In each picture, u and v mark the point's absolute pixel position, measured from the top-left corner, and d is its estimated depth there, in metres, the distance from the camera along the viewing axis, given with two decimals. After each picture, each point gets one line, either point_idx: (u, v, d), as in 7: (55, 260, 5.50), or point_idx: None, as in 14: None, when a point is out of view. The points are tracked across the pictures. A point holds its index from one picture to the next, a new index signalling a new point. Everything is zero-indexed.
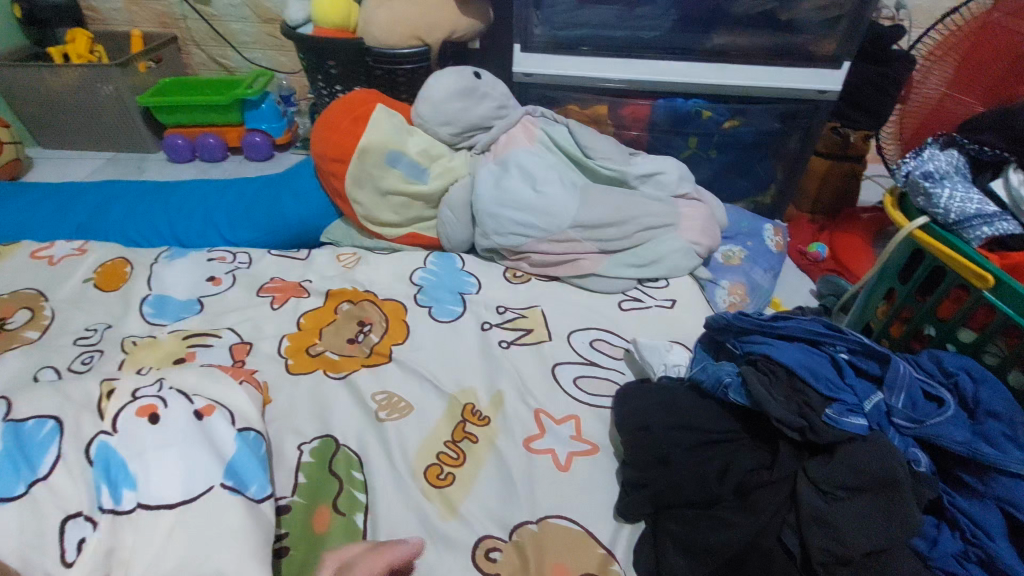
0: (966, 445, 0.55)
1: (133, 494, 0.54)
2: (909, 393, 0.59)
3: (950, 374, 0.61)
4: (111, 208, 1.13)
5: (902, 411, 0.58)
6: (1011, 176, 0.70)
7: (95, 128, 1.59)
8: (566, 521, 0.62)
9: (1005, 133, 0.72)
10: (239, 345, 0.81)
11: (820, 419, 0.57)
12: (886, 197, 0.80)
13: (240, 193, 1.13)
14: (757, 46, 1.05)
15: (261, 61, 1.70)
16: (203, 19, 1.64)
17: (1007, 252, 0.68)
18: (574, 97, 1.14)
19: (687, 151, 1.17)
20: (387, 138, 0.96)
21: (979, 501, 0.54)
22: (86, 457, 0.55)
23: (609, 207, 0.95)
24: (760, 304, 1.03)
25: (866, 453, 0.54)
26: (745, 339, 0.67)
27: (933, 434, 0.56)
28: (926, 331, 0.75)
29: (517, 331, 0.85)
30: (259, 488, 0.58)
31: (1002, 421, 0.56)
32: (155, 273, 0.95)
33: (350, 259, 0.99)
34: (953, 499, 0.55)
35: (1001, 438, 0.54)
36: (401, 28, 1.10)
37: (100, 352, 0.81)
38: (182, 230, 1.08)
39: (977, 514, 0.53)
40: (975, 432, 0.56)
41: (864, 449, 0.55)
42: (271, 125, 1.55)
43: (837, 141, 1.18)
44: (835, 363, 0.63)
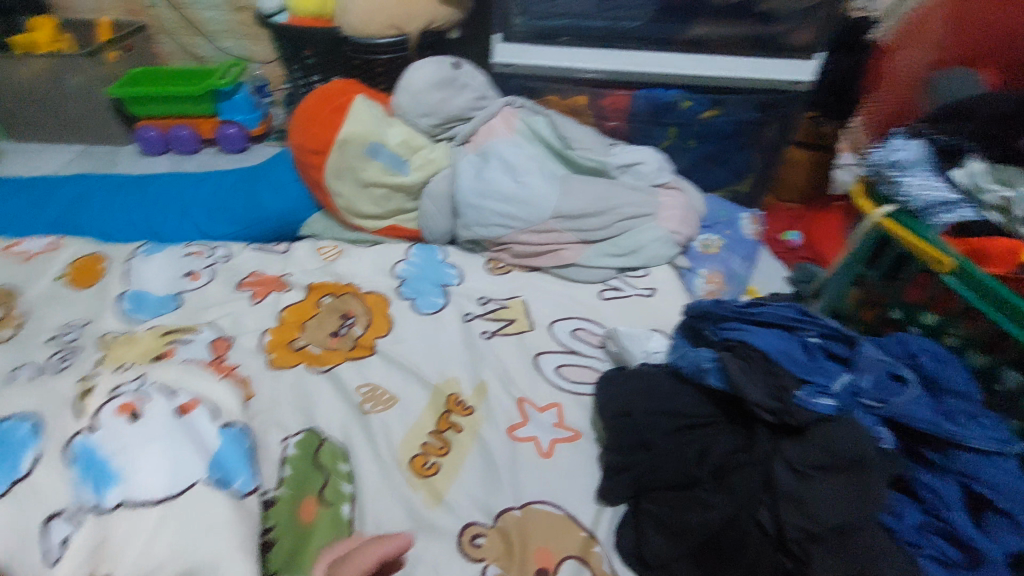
0: (929, 423, 0.57)
1: (116, 492, 0.54)
2: (875, 374, 0.61)
3: (914, 356, 0.63)
4: (83, 202, 1.11)
5: (869, 391, 0.60)
6: (972, 165, 0.73)
7: (62, 120, 1.55)
8: (548, 505, 0.64)
9: (965, 123, 0.75)
10: (219, 340, 0.80)
11: (793, 401, 0.59)
12: (857, 186, 0.82)
13: (217, 187, 1.11)
14: (733, 38, 1.07)
15: (235, 50, 1.67)
16: (174, 7, 1.60)
17: (969, 239, 0.70)
18: (554, 88, 1.15)
19: (665, 141, 1.19)
20: (367, 129, 0.96)
21: (941, 475, 0.57)
22: (65, 457, 0.55)
23: (590, 197, 0.96)
24: (736, 291, 1.06)
25: (837, 433, 0.56)
26: (723, 326, 0.69)
27: (897, 413, 0.59)
28: (894, 315, 0.78)
29: (500, 322, 0.86)
30: (244, 482, 0.58)
31: (963, 399, 0.59)
32: (131, 269, 0.94)
33: (331, 251, 0.99)
34: (916, 475, 0.57)
35: (962, 416, 0.58)
36: (379, 17, 1.08)
37: (76, 350, 0.79)
38: (157, 224, 1.06)
39: (939, 488, 0.55)
40: (938, 411, 0.59)
41: (835, 430, 0.57)
42: (247, 116, 1.52)
43: (813, 131, 1.22)
44: (807, 348, 0.65)
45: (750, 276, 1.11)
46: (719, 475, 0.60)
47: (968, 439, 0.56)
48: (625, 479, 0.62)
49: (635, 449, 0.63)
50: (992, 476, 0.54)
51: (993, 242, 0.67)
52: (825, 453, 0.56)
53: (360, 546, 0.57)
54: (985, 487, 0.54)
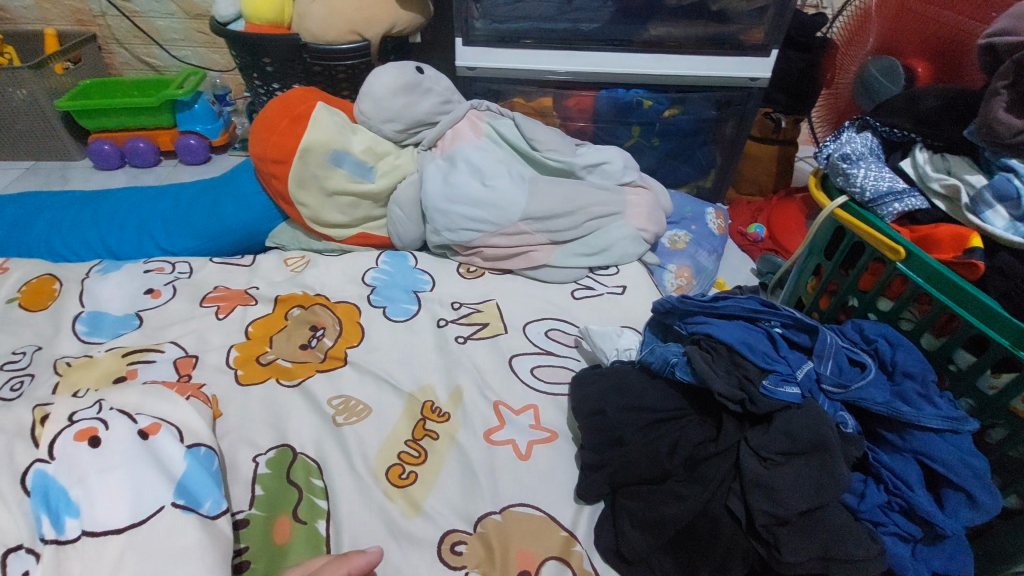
0: (886, 406, 0.59)
1: (77, 522, 0.52)
2: (835, 361, 0.64)
3: (871, 341, 0.66)
4: (33, 221, 1.06)
5: (830, 377, 0.62)
6: (918, 156, 0.76)
7: (8, 137, 1.48)
8: (529, 508, 0.64)
9: (912, 116, 0.78)
10: (183, 359, 0.78)
11: (758, 391, 0.60)
12: (811, 178, 0.85)
13: (176, 200, 1.08)
14: (691, 37, 1.08)
15: (192, 59, 1.62)
16: (124, 16, 1.55)
17: (917, 227, 0.73)
18: (519, 90, 1.16)
19: (631, 140, 1.20)
20: (329, 137, 0.94)
21: (899, 455, 0.59)
22: (22, 488, 0.52)
23: (558, 198, 0.96)
24: (705, 285, 1.08)
25: (800, 420, 0.58)
26: (689, 320, 0.70)
27: (856, 397, 0.61)
28: (851, 303, 0.81)
29: (473, 326, 0.86)
30: (214, 503, 0.56)
31: (917, 380, 0.61)
32: (87, 289, 0.90)
33: (299, 262, 0.97)
34: (877, 456, 0.60)
35: (916, 397, 0.60)
36: (338, 22, 1.07)
37: (31, 376, 0.76)
38: (114, 241, 1.03)
39: (898, 468, 0.58)
40: (894, 393, 0.61)
41: (799, 415, 0.58)
42: (206, 127, 1.48)
43: (769, 126, 1.26)
44: (770, 338, 0.67)
45: (718, 269, 1.13)
46: (690, 466, 0.60)
47: (922, 419, 0.58)
48: (602, 477, 0.63)
49: (609, 446, 0.64)
50: (945, 453, 0.57)
51: (939, 230, 0.70)
52: (789, 439, 0.57)
53: (322, 564, 0.52)
54: (939, 464, 0.57)
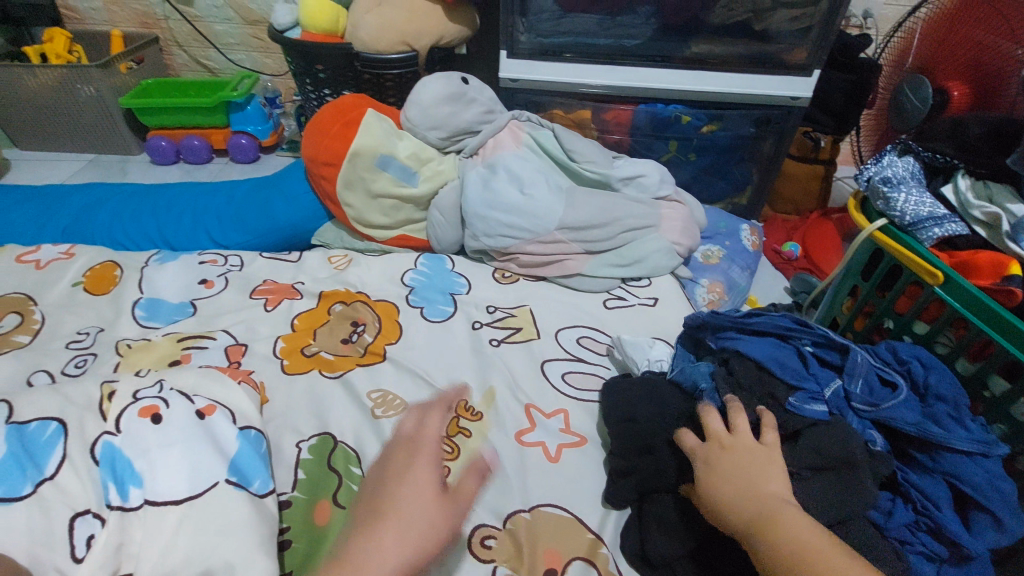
0: (917, 426, 0.60)
1: (139, 491, 0.55)
2: (865, 379, 0.64)
3: (904, 362, 0.66)
4: (97, 211, 1.14)
5: (860, 396, 0.63)
6: (960, 182, 0.76)
7: (73, 130, 1.58)
8: (557, 508, 0.66)
9: (955, 141, 0.78)
10: (233, 347, 0.82)
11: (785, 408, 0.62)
12: (851, 199, 0.85)
13: (230, 197, 1.14)
14: (733, 54, 1.10)
15: (246, 62, 1.70)
16: (185, 20, 1.63)
17: (955, 252, 0.73)
18: (558, 102, 1.18)
19: (667, 154, 1.22)
20: (378, 142, 0.99)
21: (929, 476, 0.59)
22: (91, 457, 0.56)
23: (595, 209, 0.98)
24: (737, 301, 1.08)
25: (828, 437, 0.58)
26: (721, 335, 0.71)
27: (886, 416, 0.61)
28: (886, 325, 0.81)
29: (507, 330, 0.88)
30: (262, 483, 0.60)
31: (948, 403, 0.62)
32: (146, 277, 0.96)
33: (342, 260, 1.01)
34: (906, 475, 0.60)
35: (947, 419, 0.60)
36: (389, 33, 1.12)
37: (93, 356, 0.81)
38: (170, 232, 1.09)
39: (927, 488, 0.58)
40: (925, 415, 0.62)
41: (826, 433, 0.59)
42: (257, 127, 1.55)
43: (808, 145, 1.25)
44: (801, 356, 0.68)
45: (750, 286, 1.14)
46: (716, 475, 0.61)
47: (953, 440, 0.58)
48: (631, 481, 0.65)
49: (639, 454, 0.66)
50: (975, 476, 0.57)
51: (979, 255, 0.70)
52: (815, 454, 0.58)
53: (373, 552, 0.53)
54: (968, 486, 0.57)
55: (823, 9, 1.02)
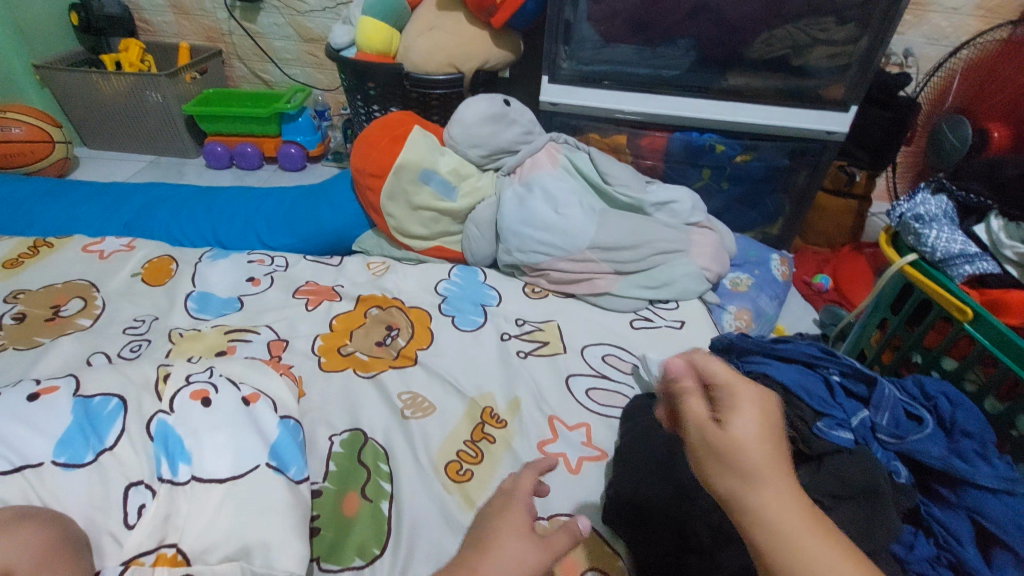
0: (941, 460, 0.60)
1: (188, 468, 0.59)
2: (892, 412, 0.64)
3: (931, 397, 0.67)
4: (156, 209, 1.22)
5: (886, 428, 0.63)
6: (993, 223, 0.75)
7: (138, 133, 1.69)
8: (576, 519, 0.67)
9: (989, 181, 0.78)
10: (275, 342, 0.87)
11: (811, 432, 0.63)
12: (883, 234, 0.86)
13: (279, 202, 1.21)
14: (769, 88, 1.12)
15: (300, 77, 1.80)
16: (248, 35, 1.74)
17: (986, 290, 0.72)
18: (595, 127, 1.22)
19: (700, 182, 1.24)
20: (422, 157, 1.04)
21: (953, 511, 0.59)
22: (147, 433, 0.61)
23: (626, 231, 1.01)
24: (764, 330, 1.09)
25: (851, 464, 0.58)
26: (747, 358, 0.73)
27: (911, 449, 0.61)
28: (914, 359, 0.81)
29: (534, 343, 0.91)
30: (298, 470, 0.64)
31: (975, 440, 0.62)
32: (199, 271, 1.03)
33: (380, 267, 1.06)
34: (930, 510, 0.59)
35: (972, 455, 0.60)
36: (438, 56, 1.19)
37: (147, 342, 0.87)
38: (223, 232, 1.16)
39: (949, 522, 0.57)
40: (951, 449, 0.62)
41: (848, 461, 0.59)
42: (306, 138, 1.64)
43: (843, 179, 1.25)
44: (827, 384, 0.68)
45: (779, 316, 1.14)
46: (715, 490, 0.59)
47: (978, 476, 0.58)
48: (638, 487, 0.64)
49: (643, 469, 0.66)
50: (1000, 514, 0.56)
51: (1011, 295, 0.70)
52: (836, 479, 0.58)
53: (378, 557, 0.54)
54: (991, 523, 0.56)
55: (863, 48, 1.03)
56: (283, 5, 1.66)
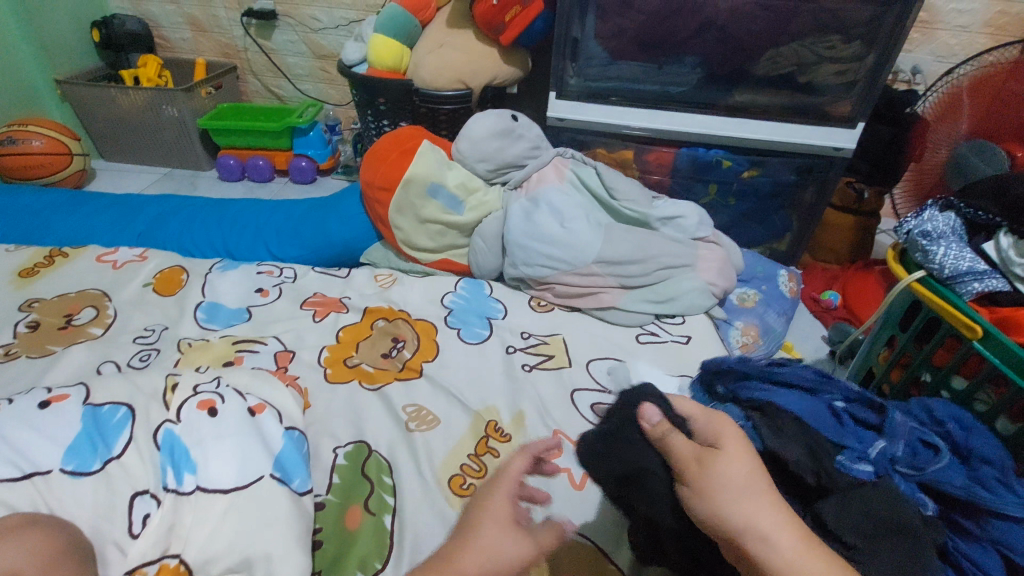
0: (965, 490, 0.58)
1: (193, 478, 0.60)
2: (907, 442, 0.63)
3: (941, 423, 0.65)
4: (169, 220, 1.24)
5: (903, 458, 0.62)
6: (1002, 240, 0.75)
7: (153, 145, 1.73)
8: (579, 536, 0.67)
9: (1000, 200, 0.77)
10: (282, 353, 0.87)
11: (832, 462, 0.60)
12: (891, 251, 0.86)
13: (289, 214, 1.23)
14: (775, 105, 1.12)
15: (312, 92, 1.84)
16: (263, 52, 1.78)
17: (997, 308, 0.73)
18: (602, 142, 1.23)
19: (707, 197, 1.24)
20: (431, 171, 1.05)
21: (979, 543, 0.57)
22: (154, 442, 0.61)
23: (632, 246, 1.01)
24: (773, 346, 1.08)
25: (876, 499, 0.56)
26: (749, 386, 0.72)
27: (932, 479, 0.60)
28: (924, 378, 0.80)
29: (540, 357, 0.91)
30: (302, 482, 0.64)
31: (993, 466, 0.61)
32: (209, 282, 1.04)
33: (387, 279, 1.07)
34: (956, 544, 0.58)
35: (994, 484, 0.59)
36: (447, 73, 1.21)
37: (156, 351, 0.88)
38: (234, 243, 1.18)
39: (978, 556, 0.56)
40: (970, 477, 0.60)
41: (874, 495, 0.56)
42: (317, 151, 1.67)
43: (851, 197, 1.27)
44: (833, 412, 0.68)
45: (787, 332, 1.13)
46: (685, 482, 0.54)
47: (1006, 507, 0.57)
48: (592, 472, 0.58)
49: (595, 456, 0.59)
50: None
51: (1020, 313, 0.70)
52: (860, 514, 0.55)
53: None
54: (1022, 557, 0.55)
55: (869, 64, 1.04)
56: (298, 23, 1.70)
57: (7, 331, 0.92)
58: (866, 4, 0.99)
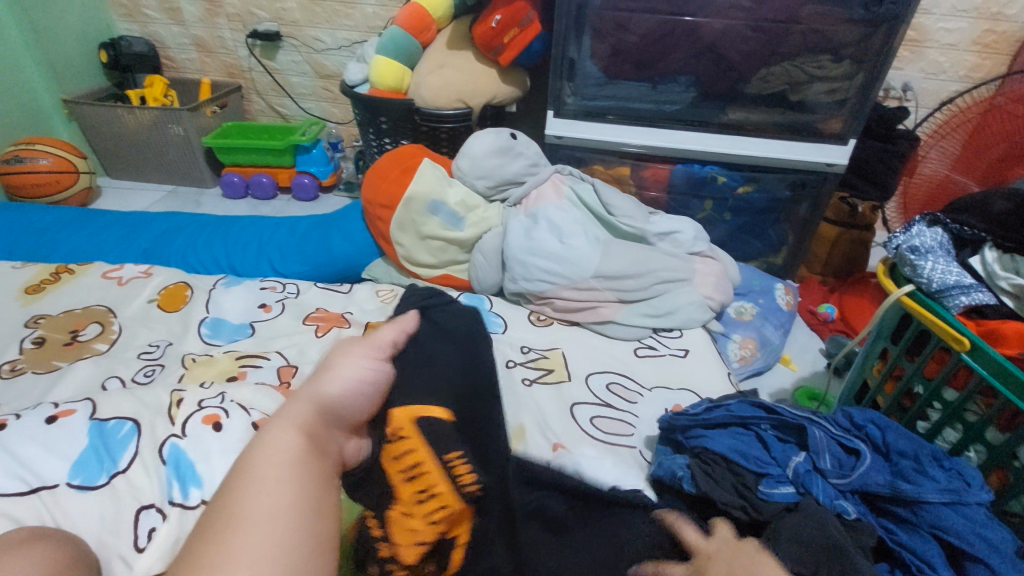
0: (887, 486, 0.65)
1: (199, 492, 0.60)
2: (830, 455, 0.69)
3: (860, 426, 0.73)
4: (173, 237, 1.26)
5: (833, 471, 0.67)
6: (987, 254, 0.78)
7: (158, 163, 1.75)
8: None
9: (984, 216, 0.80)
10: (285, 368, 0.88)
11: (756, 495, 0.66)
12: (880, 265, 0.87)
13: (292, 231, 1.25)
14: (769, 122, 1.15)
15: (316, 110, 1.87)
16: (267, 72, 1.82)
17: (982, 321, 0.74)
18: (599, 159, 1.26)
19: (703, 212, 1.26)
20: (431, 188, 1.07)
21: (917, 532, 0.63)
22: (159, 456, 0.62)
23: (629, 260, 1.03)
24: (770, 359, 1.09)
25: (807, 526, 0.60)
26: (690, 433, 0.74)
27: (860, 483, 0.66)
28: (916, 390, 0.82)
29: (540, 371, 0.91)
30: None
31: (909, 458, 0.68)
32: (212, 298, 1.06)
33: (389, 295, 1.08)
34: (898, 539, 0.63)
35: (913, 473, 0.66)
36: (447, 93, 1.24)
37: (160, 367, 0.89)
38: (237, 260, 1.19)
39: (919, 548, 0.61)
40: (894, 473, 0.67)
41: (807, 524, 0.60)
42: (319, 168, 1.70)
43: (846, 210, 1.26)
44: (761, 440, 0.72)
45: (784, 345, 1.14)
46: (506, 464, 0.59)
47: (926, 493, 0.63)
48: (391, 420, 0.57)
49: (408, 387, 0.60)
50: (958, 525, 0.61)
51: (1006, 325, 0.72)
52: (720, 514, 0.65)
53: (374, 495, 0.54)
54: (953, 536, 0.61)
55: (858, 83, 1.07)
56: (302, 44, 1.74)
57: (14, 347, 0.93)
58: (854, 25, 1.02)
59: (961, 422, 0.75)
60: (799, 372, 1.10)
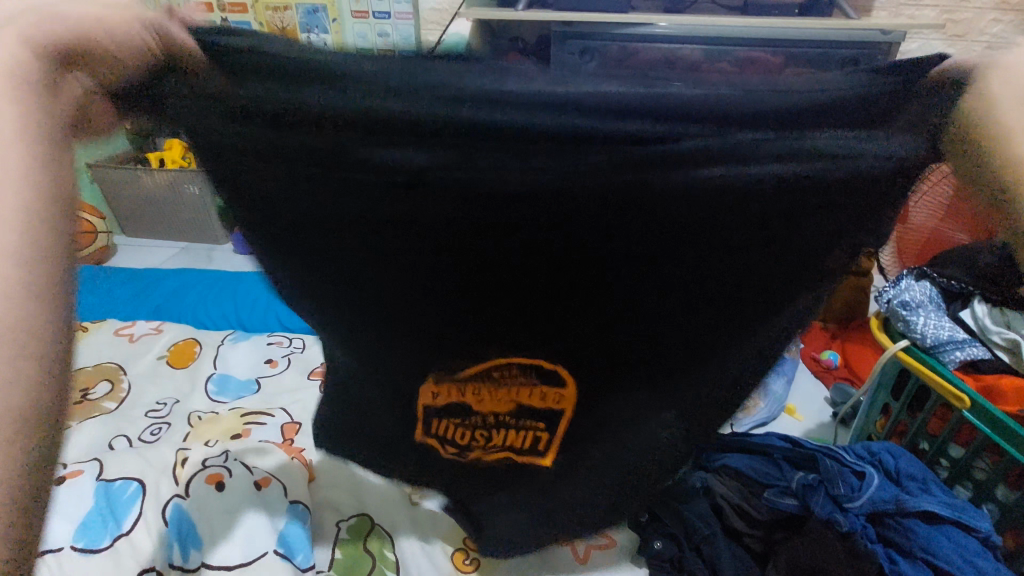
0: (893, 502, 0.72)
1: (198, 554, 0.64)
2: (844, 481, 0.74)
3: (874, 453, 0.79)
4: (185, 294, 1.30)
5: (844, 493, 0.73)
6: (977, 308, 0.81)
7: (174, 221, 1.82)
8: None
9: (969, 270, 0.84)
10: (289, 425, 0.91)
11: (759, 501, 0.76)
12: (874, 319, 0.88)
13: None
14: None
15: None
16: None
17: (981, 376, 0.76)
18: None
19: None
20: None
21: (915, 561, 0.68)
22: (161, 518, 0.66)
23: None
24: (774, 409, 1.08)
25: (805, 551, 0.69)
26: (714, 457, 0.85)
27: (869, 505, 0.72)
28: (921, 445, 0.84)
29: None
30: (305, 557, 0.67)
31: (917, 480, 0.75)
32: (220, 354, 1.08)
33: None
34: (896, 568, 0.67)
35: (917, 491, 0.73)
36: None
37: (167, 425, 0.91)
38: (246, 316, 1.21)
39: None
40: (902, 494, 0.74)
41: (803, 547, 0.70)
42: None
43: None
44: (774, 463, 0.82)
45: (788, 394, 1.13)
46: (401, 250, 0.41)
47: (921, 504, 0.71)
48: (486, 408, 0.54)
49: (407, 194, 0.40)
50: (946, 551, 0.67)
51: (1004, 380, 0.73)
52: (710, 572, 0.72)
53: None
54: (941, 560, 0.66)
55: None
56: None
57: None
58: None
59: (967, 479, 0.77)
60: (805, 424, 1.09)
